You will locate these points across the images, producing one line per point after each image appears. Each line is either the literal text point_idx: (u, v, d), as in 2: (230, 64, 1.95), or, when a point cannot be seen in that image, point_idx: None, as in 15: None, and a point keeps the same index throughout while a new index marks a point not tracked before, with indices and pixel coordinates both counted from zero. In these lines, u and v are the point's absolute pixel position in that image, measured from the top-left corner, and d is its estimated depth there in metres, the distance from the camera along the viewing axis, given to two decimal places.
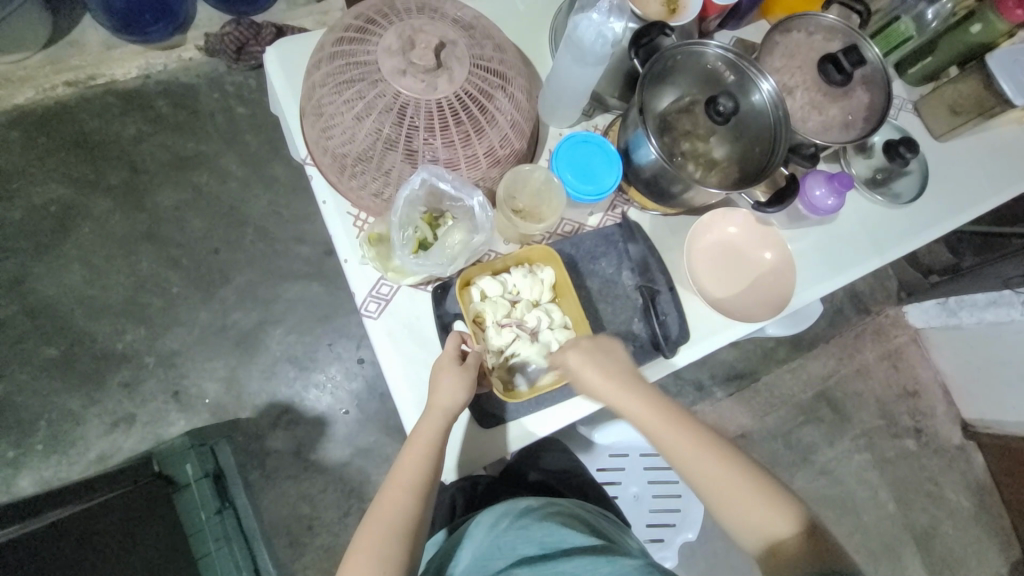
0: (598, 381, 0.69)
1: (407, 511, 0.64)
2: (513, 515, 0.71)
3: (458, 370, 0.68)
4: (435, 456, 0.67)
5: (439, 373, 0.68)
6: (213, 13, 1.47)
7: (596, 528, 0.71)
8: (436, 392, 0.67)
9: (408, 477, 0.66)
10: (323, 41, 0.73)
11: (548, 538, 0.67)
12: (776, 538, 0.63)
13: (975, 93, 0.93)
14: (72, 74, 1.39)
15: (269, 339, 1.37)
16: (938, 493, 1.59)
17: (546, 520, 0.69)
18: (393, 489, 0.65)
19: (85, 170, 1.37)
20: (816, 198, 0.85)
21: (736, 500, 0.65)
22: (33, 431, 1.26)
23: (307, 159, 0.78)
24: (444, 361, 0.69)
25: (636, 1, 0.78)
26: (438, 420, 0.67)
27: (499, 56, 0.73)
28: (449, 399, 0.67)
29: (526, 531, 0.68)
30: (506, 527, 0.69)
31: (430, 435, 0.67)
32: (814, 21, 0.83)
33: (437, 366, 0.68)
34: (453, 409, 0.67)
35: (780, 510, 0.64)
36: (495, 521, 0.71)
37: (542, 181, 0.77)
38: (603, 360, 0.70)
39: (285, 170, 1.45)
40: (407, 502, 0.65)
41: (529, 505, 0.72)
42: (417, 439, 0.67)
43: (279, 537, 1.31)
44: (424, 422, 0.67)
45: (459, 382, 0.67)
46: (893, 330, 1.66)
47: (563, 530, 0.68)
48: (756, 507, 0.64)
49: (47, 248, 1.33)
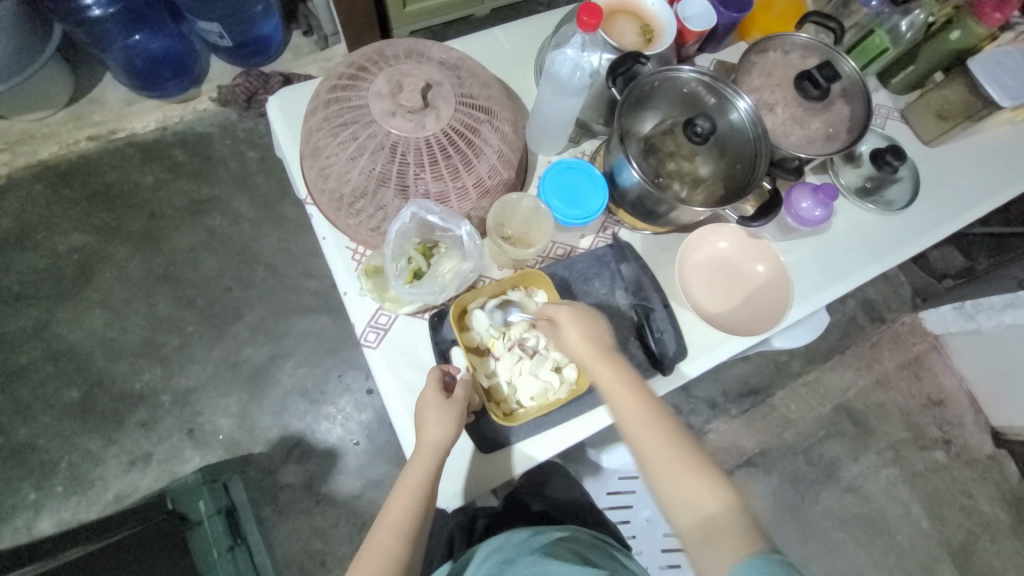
0: (570, 333, 0.70)
1: (393, 555, 0.64)
2: (502, 549, 0.71)
3: (443, 402, 0.68)
4: (424, 496, 0.67)
5: (425, 410, 0.68)
6: (225, 66, 1.57)
7: (585, 557, 0.70)
8: (425, 432, 0.68)
9: (397, 517, 0.66)
10: (319, 89, 0.78)
11: (531, 570, 0.66)
12: (710, 519, 0.59)
13: (961, 98, 0.94)
14: (95, 130, 1.48)
15: (281, 372, 1.40)
16: (974, 507, 1.51)
17: (531, 553, 0.69)
18: (382, 531, 0.66)
19: (106, 218, 1.44)
20: (803, 210, 0.85)
21: (674, 474, 0.62)
22: (54, 472, 1.29)
23: (307, 198, 0.82)
24: (428, 398, 0.69)
25: (613, 32, 0.82)
26: (428, 461, 0.68)
27: (484, 92, 0.77)
28: (437, 439, 0.67)
29: (510, 565, 0.69)
30: (493, 563, 0.70)
31: (419, 475, 0.67)
32: (789, 40, 0.86)
33: (423, 404, 0.69)
34: (441, 448, 0.68)
35: (720, 492, 0.60)
36: (485, 556, 0.72)
37: (529, 209, 0.80)
38: (580, 312, 0.71)
39: (294, 209, 1.51)
40: (391, 544, 0.64)
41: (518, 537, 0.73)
42: (406, 479, 0.67)
43: (292, 574, 1.30)
44: (415, 462, 0.68)
45: (445, 415, 0.68)
46: (910, 337, 1.62)
47: (545, 561, 0.67)
48: (695, 483, 0.61)
49: (70, 294, 1.39)
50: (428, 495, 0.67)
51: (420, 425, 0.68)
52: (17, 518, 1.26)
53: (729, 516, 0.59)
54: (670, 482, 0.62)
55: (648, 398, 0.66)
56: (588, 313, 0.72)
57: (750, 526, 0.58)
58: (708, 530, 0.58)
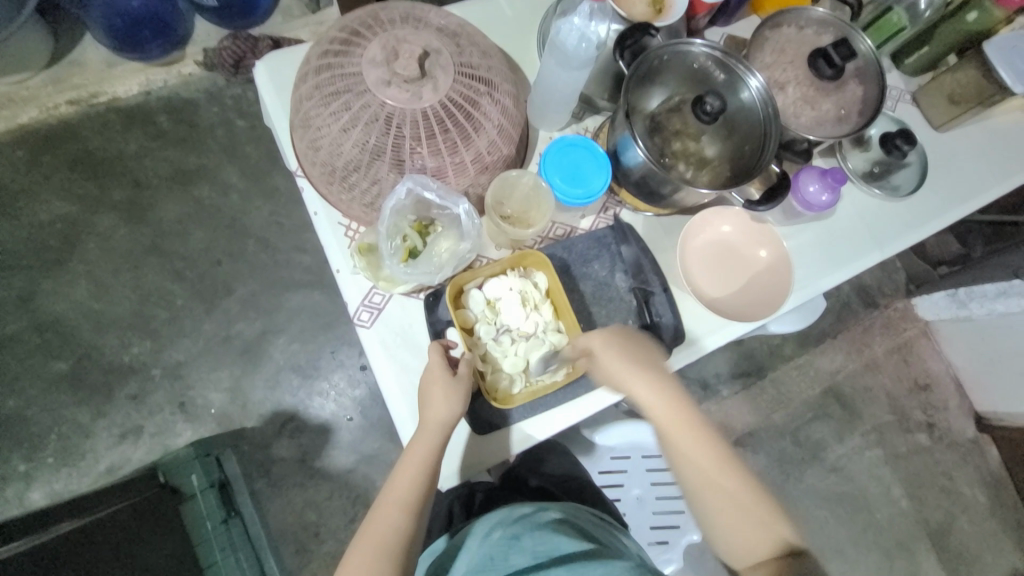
0: (615, 364, 0.68)
1: (399, 529, 0.64)
2: (506, 524, 0.70)
3: (450, 382, 0.67)
4: (428, 474, 0.66)
5: (429, 386, 0.68)
6: (211, 27, 1.49)
7: (588, 533, 0.71)
8: (428, 409, 0.67)
9: (400, 493, 0.66)
10: (310, 54, 0.74)
11: (541, 546, 0.67)
12: (761, 549, 0.62)
13: (975, 81, 0.91)
14: (75, 93, 1.41)
15: (273, 348, 1.39)
16: (952, 488, 1.56)
17: (539, 529, 0.69)
18: (384, 507, 0.66)
19: (89, 187, 1.39)
20: (810, 194, 0.83)
21: (725, 505, 0.65)
22: (44, 444, 1.28)
23: (297, 170, 0.79)
24: (434, 374, 0.68)
25: (621, 1, 0.78)
26: (432, 438, 0.67)
27: (484, 61, 0.73)
28: (441, 415, 0.67)
29: (519, 540, 0.68)
30: (499, 538, 0.69)
31: (423, 452, 0.66)
32: (804, 15, 0.83)
33: (427, 382, 0.68)
34: (445, 425, 0.67)
35: (770, 524, 0.64)
36: (488, 531, 0.70)
37: (530, 187, 0.77)
38: (627, 346, 0.69)
39: (285, 181, 1.47)
40: (398, 519, 0.65)
41: (522, 513, 0.72)
42: (409, 457, 0.67)
43: (286, 545, 1.31)
44: (418, 439, 0.67)
45: (451, 395, 0.67)
46: (902, 323, 1.63)
47: (555, 537, 0.68)
48: (745, 514, 0.64)
49: (54, 264, 1.35)
50: (432, 472, 0.67)
51: (423, 402, 0.68)
52: (9, 487, 1.26)
53: (782, 547, 0.62)
54: (720, 510, 0.65)
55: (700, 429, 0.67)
56: (632, 345, 0.70)
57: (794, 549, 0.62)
58: (760, 560, 0.62)
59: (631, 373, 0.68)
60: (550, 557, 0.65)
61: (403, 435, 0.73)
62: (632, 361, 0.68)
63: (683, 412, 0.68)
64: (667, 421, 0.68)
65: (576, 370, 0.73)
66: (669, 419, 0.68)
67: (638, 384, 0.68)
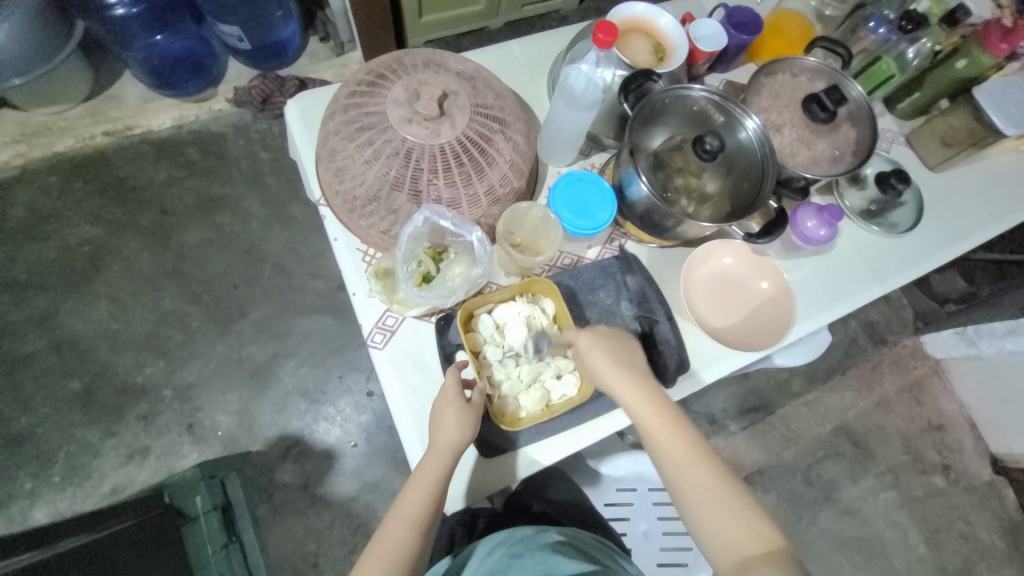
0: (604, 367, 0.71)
1: (406, 546, 0.64)
2: (507, 543, 0.71)
3: (464, 404, 0.69)
4: (437, 494, 0.67)
5: (443, 406, 0.69)
6: (243, 68, 1.60)
7: (591, 555, 0.71)
8: (442, 429, 0.68)
9: (409, 511, 0.66)
10: (338, 94, 0.80)
11: (541, 564, 0.67)
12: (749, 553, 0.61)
13: (967, 124, 0.95)
14: (112, 125, 1.51)
15: (282, 371, 1.41)
16: (972, 534, 1.50)
17: (540, 548, 0.70)
18: (393, 524, 0.66)
19: (118, 212, 1.46)
20: (808, 229, 0.86)
21: (719, 516, 0.64)
22: (52, 462, 1.29)
23: (320, 200, 0.84)
24: (446, 398, 0.70)
25: (626, 50, 0.84)
26: (444, 458, 0.68)
27: (498, 102, 0.79)
28: (454, 436, 0.68)
29: (519, 559, 0.69)
30: (499, 557, 0.69)
31: (434, 472, 0.67)
32: (797, 64, 0.88)
33: (442, 401, 0.70)
34: (456, 446, 0.68)
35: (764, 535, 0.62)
36: (490, 549, 0.71)
37: (539, 219, 0.81)
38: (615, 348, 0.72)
39: (304, 210, 1.53)
40: (406, 536, 0.65)
41: (524, 534, 0.73)
42: (420, 475, 0.68)
43: (284, 575, 1.29)
44: (430, 459, 0.68)
45: (464, 417, 0.68)
46: (911, 360, 1.62)
47: (555, 558, 0.68)
48: (737, 525, 0.63)
49: (78, 285, 1.41)
50: (441, 493, 0.68)
51: (436, 422, 0.69)
52: (13, 506, 1.26)
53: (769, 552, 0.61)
54: (713, 521, 0.64)
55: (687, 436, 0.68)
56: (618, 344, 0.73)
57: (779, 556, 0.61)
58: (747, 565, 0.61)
59: (617, 377, 0.70)
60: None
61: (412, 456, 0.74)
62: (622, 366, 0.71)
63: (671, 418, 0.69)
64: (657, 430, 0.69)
65: (584, 392, 0.74)
66: (654, 425, 0.69)
67: (628, 389, 0.70)
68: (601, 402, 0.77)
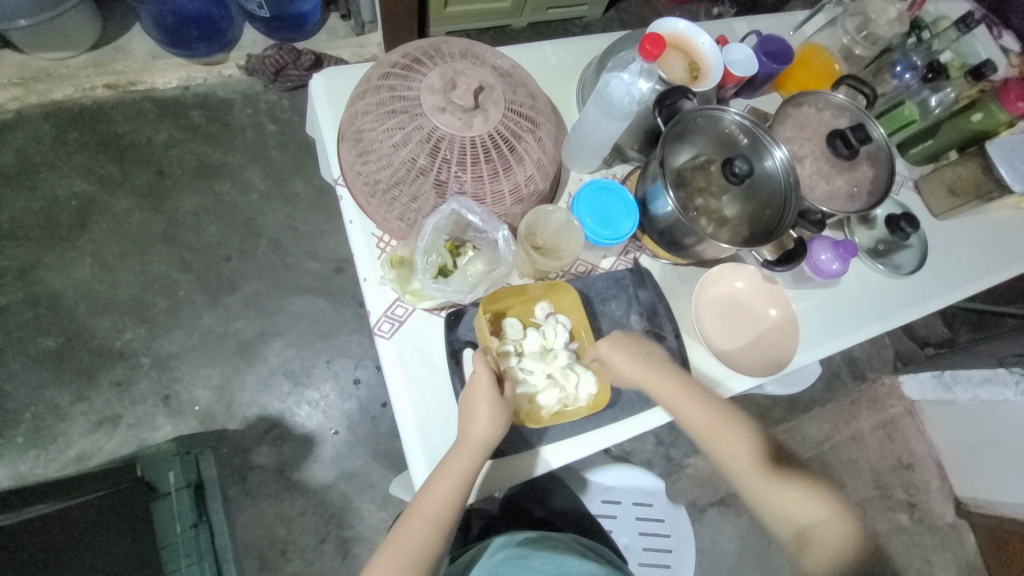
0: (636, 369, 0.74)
1: (428, 545, 0.65)
2: (512, 545, 0.71)
3: (496, 400, 0.67)
4: (461, 494, 0.66)
5: (475, 403, 0.68)
6: (258, 36, 1.56)
7: (589, 553, 0.74)
8: (472, 427, 0.67)
9: (432, 509, 0.66)
10: (369, 74, 0.78)
11: (548, 565, 0.68)
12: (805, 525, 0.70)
13: (975, 176, 0.98)
14: (114, 78, 1.45)
15: (268, 350, 1.37)
16: (930, 572, 1.55)
17: (545, 551, 0.71)
18: (415, 519, 0.66)
19: (112, 169, 1.41)
20: (821, 261, 0.88)
21: (772, 488, 0.72)
22: (16, 422, 1.23)
23: (338, 179, 0.82)
24: (478, 394, 0.68)
25: (662, 65, 0.84)
26: (469, 459, 0.66)
27: (531, 102, 0.78)
28: (483, 436, 0.66)
29: (525, 560, 0.69)
30: (504, 558, 0.70)
31: (459, 472, 0.66)
32: (824, 99, 0.90)
33: (472, 399, 0.68)
34: (485, 446, 0.67)
35: (841, 521, 0.71)
36: (493, 550, 0.71)
37: (561, 222, 0.80)
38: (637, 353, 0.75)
39: (306, 188, 1.50)
40: (427, 534, 0.66)
41: (528, 536, 0.73)
42: (444, 474, 0.66)
43: (250, 559, 1.25)
44: (455, 457, 0.67)
45: (495, 416, 0.67)
46: (888, 399, 1.67)
47: (561, 558, 0.70)
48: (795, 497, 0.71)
49: (61, 240, 1.35)
50: (464, 492, 0.67)
51: (466, 420, 0.67)
52: None
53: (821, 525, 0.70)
54: (776, 497, 0.72)
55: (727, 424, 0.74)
56: (647, 355, 0.75)
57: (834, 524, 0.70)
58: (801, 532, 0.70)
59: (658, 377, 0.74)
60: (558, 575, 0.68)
61: (432, 450, 0.72)
62: (671, 369, 0.75)
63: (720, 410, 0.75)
64: (708, 424, 0.74)
65: (598, 402, 0.74)
66: (699, 421, 0.74)
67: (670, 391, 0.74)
68: (605, 414, 0.77)
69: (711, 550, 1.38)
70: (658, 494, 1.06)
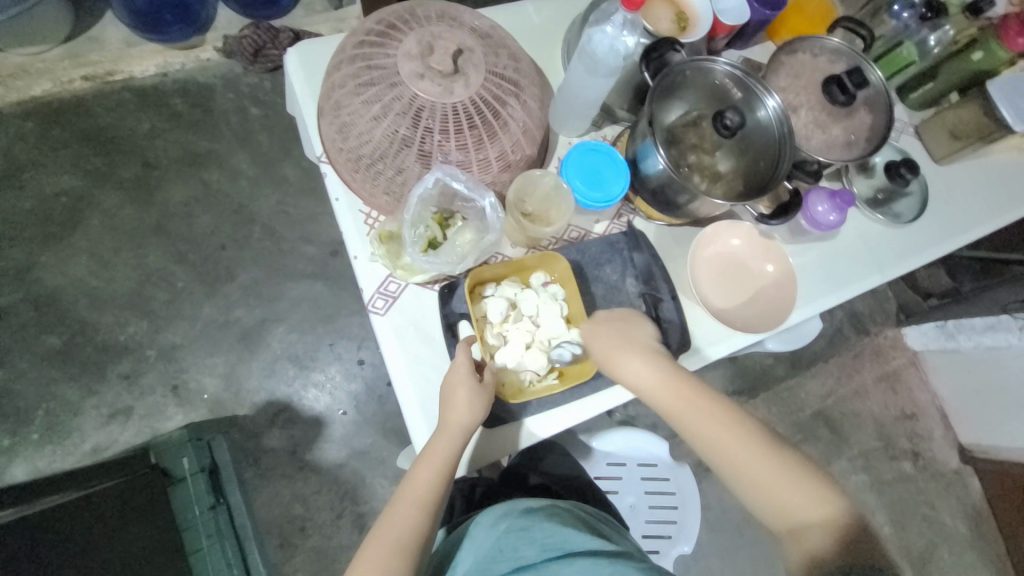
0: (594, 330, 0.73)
1: (415, 526, 0.64)
2: (515, 516, 0.72)
3: (475, 384, 0.68)
4: (446, 474, 0.67)
5: (455, 387, 0.68)
6: (233, 16, 1.50)
7: (593, 528, 0.74)
8: (452, 409, 0.67)
9: (417, 492, 0.66)
10: (345, 44, 0.75)
11: (549, 539, 0.68)
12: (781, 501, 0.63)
13: (976, 117, 0.95)
14: (90, 69, 1.42)
15: (271, 336, 1.38)
16: (933, 516, 1.58)
17: (548, 522, 0.71)
18: (401, 504, 0.65)
19: (98, 163, 1.39)
20: (818, 213, 0.86)
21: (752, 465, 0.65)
22: (29, 420, 1.25)
23: (321, 156, 0.80)
24: (459, 375, 0.68)
25: (648, 17, 0.81)
26: (452, 440, 0.67)
27: (514, 64, 0.75)
28: (463, 418, 0.67)
29: (526, 531, 0.70)
30: (505, 529, 0.71)
31: (443, 453, 0.67)
32: (819, 43, 0.86)
33: (452, 382, 0.68)
34: (467, 427, 0.67)
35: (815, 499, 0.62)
36: (496, 522, 0.73)
37: (551, 187, 0.79)
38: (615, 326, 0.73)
39: (296, 171, 1.47)
40: (415, 516, 0.65)
41: (529, 507, 0.74)
42: (430, 455, 0.67)
43: (270, 537, 1.29)
44: (439, 438, 0.67)
45: (475, 399, 0.67)
46: (891, 351, 1.67)
47: (563, 530, 0.70)
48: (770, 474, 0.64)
49: (55, 238, 1.34)
50: (448, 473, 0.67)
51: (446, 402, 0.68)
52: None
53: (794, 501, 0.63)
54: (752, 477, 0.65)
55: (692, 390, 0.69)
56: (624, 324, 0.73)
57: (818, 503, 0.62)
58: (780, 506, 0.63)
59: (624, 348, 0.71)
60: (560, 550, 0.67)
61: (418, 432, 0.73)
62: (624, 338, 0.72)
63: (702, 390, 0.69)
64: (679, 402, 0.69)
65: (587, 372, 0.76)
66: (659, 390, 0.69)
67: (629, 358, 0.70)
68: (603, 379, 0.78)
69: (718, 507, 1.41)
70: (662, 457, 1.08)
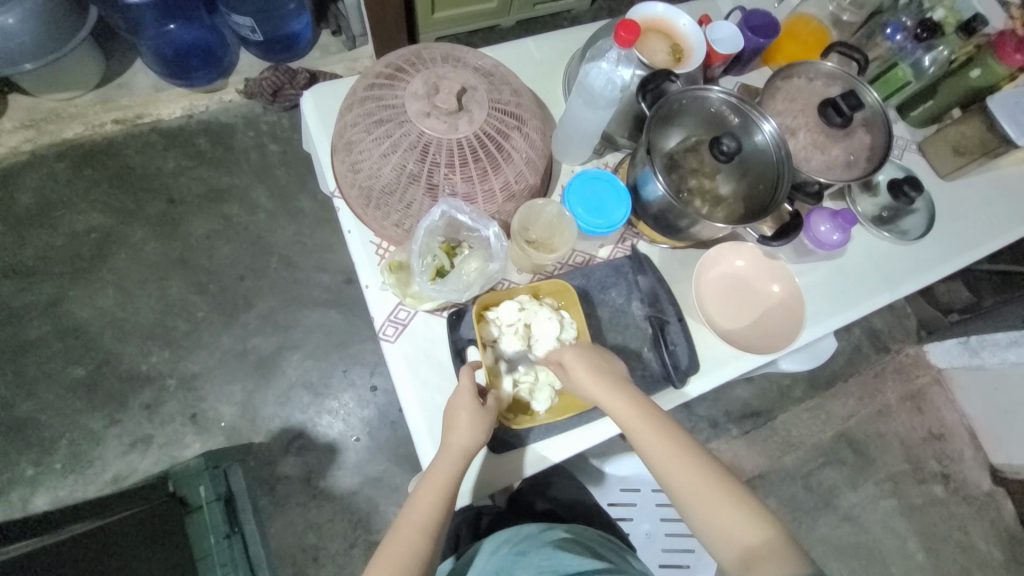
0: (574, 366, 0.71)
1: (417, 551, 0.64)
2: (513, 541, 0.74)
3: (477, 406, 0.69)
4: (449, 497, 0.67)
5: (457, 410, 0.69)
6: (254, 60, 1.59)
7: (595, 551, 0.73)
8: (455, 432, 0.68)
9: (420, 516, 0.66)
10: (356, 86, 0.80)
11: (545, 562, 0.68)
12: (754, 545, 0.61)
13: (979, 134, 0.95)
14: (121, 113, 1.51)
15: (287, 363, 1.41)
16: (969, 543, 1.50)
17: (545, 546, 0.71)
18: (403, 528, 0.65)
19: (127, 200, 1.46)
20: (821, 233, 0.87)
21: (719, 513, 0.63)
22: (53, 450, 1.29)
23: (334, 191, 0.84)
24: (463, 398, 0.69)
25: (643, 50, 0.84)
26: (455, 463, 0.68)
27: (516, 99, 0.79)
28: (466, 440, 0.68)
29: (523, 556, 0.71)
30: (504, 555, 0.72)
31: (445, 476, 0.67)
32: (814, 68, 0.88)
33: (456, 404, 0.69)
34: (468, 450, 0.68)
35: (784, 550, 0.60)
36: (496, 548, 0.74)
37: (553, 215, 0.82)
38: (591, 358, 0.71)
39: (311, 203, 1.53)
40: (417, 540, 0.64)
41: (529, 532, 0.75)
42: (433, 477, 0.67)
43: (284, 566, 1.29)
44: (441, 461, 0.68)
45: (478, 422, 0.68)
46: (914, 369, 1.62)
47: (560, 553, 0.70)
48: (738, 517, 0.62)
49: (84, 272, 1.41)
50: (452, 495, 0.67)
51: (449, 424, 0.69)
52: (14, 492, 1.26)
53: (762, 543, 0.61)
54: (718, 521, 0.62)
55: (658, 424, 0.67)
56: (596, 358, 0.72)
57: (791, 552, 0.60)
58: (749, 552, 0.60)
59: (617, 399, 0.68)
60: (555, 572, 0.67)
61: (423, 455, 0.74)
62: (598, 367, 0.70)
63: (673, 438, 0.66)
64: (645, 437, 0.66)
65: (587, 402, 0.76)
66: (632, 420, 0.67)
67: (597, 387, 0.69)
68: None
69: None
70: None
